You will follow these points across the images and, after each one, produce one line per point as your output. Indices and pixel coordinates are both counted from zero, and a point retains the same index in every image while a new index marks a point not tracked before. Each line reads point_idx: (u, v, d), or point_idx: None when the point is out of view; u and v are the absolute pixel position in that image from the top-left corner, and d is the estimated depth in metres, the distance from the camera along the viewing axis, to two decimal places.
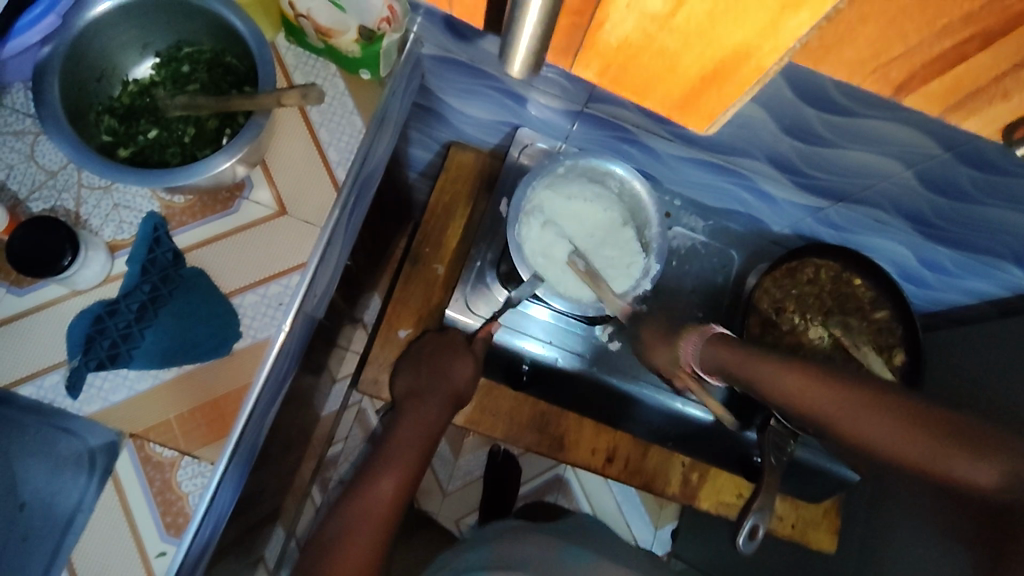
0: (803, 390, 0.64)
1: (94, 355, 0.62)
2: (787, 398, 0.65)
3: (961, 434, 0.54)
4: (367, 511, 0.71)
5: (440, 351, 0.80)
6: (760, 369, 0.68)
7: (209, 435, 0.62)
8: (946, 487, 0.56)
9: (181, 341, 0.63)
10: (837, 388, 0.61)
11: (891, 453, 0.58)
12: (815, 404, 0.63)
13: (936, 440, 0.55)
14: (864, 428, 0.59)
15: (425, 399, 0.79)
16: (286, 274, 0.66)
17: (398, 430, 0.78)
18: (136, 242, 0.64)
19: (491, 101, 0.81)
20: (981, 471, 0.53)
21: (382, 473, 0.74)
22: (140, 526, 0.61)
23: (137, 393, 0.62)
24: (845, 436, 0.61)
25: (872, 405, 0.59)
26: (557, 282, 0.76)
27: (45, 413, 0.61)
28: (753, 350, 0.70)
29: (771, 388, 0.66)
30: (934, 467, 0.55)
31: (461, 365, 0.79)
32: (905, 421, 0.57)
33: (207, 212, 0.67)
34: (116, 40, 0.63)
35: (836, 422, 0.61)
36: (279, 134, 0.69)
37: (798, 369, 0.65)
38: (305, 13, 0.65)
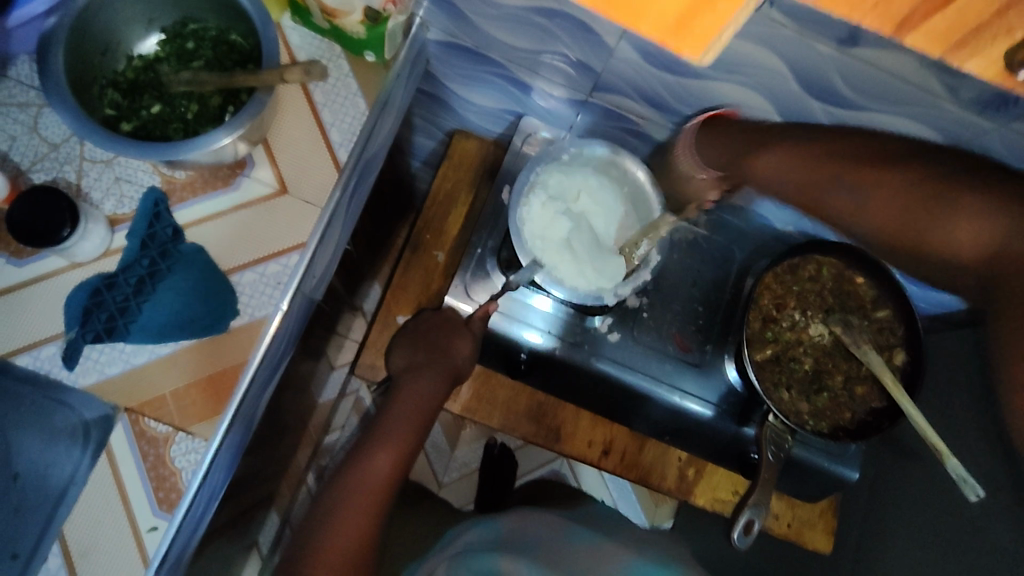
0: (785, 162, 0.64)
1: (91, 328, 0.61)
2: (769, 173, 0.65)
3: (926, 175, 0.56)
4: (362, 487, 0.70)
5: (438, 331, 0.79)
6: (745, 162, 0.67)
7: (204, 411, 0.62)
8: (925, 254, 0.58)
9: (177, 317, 0.62)
10: (789, 159, 0.63)
11: (884, 229, 0.60)
12: (795, 182, 0.63)
13: (918, 193, 0.56)
14: (838, 191, 0.61)
15: (421, 376, 0.77)
16: (285, 254, 0.66)
17: (389, 410, 0.76)
18: (136, 217, 0.64)
19: (496, 88, 0.81)
20: (967, 222, 0.54)
21: (377, 452, 0.72)
22: (132, 499, 0.61)
23: (134, 367, 0.62)
24: (809, 195, 0.64)
25: (859, 177, 0.59)
26: (567, 275, 0.74)
27: (41, 385, 0.61)
28: (737, 136, 0.68)
29: (773, 176, 0.65)
30: (924, 233, 0.57)
31: (461, 345, 0.78)
32: (890, 179, 0.57)
33: (208, 189, 0.66)
34: (121, 14, 0.62)
35: (812, 197, 0.64)
36: (282, 113, 0.69)
37: (784, 148, 0.63)
38: None
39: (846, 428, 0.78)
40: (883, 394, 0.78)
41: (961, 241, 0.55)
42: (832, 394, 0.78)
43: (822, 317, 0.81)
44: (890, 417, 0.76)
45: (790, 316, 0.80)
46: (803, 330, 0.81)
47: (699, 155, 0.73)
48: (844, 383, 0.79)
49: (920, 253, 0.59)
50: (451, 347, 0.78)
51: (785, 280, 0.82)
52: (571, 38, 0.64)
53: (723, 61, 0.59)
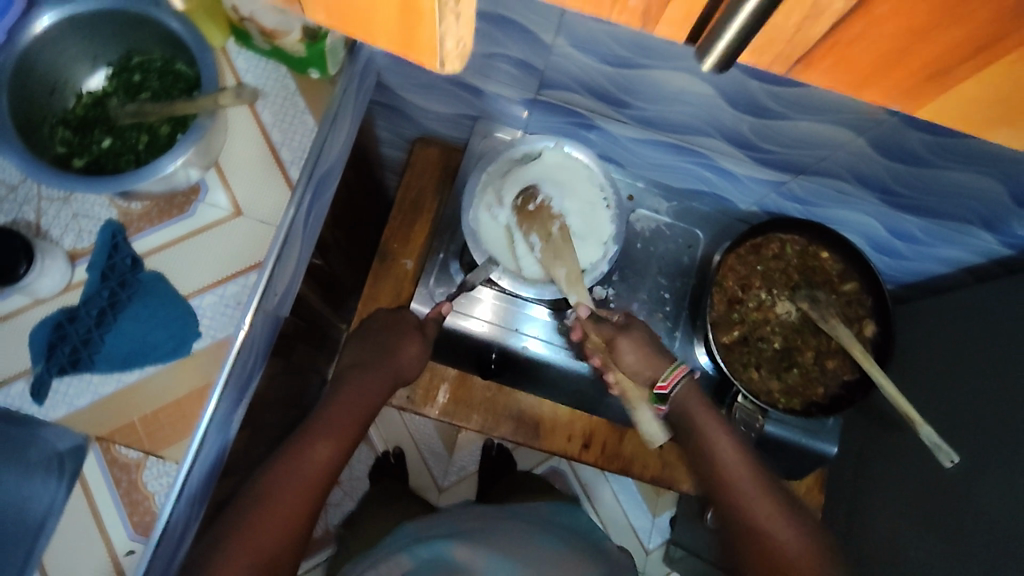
0: (723, 445, 0.72)
1: (56, 362, 0.63)
2: (714, 462, 0.72)
3: (804, 535, 0.66)
4: (290, 479, 0.63)
5: (387, 336, 0.79)
6: (699, 427, 0.74)
7: (172, 435, 0.64)
8: (765, 546, 0.66)
9: (141, 343, 0.64)
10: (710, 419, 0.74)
11: (765, 548, 0.66)
12: (721, 463, 0.72)
13: (812, 548, 0.65)
14: (744, 486, 0.70)
15: (364, 376, 0.75)
16: (243, 274, 0.67)
17: (330, 406, 0.71)
18: (94, 250, 0.66)
19: (448, 95, 0.82)
20: (809, 553, 0.64)
21: (311, 444, 0.66)
22: (108, 525, 0.62)
23: (101, 397, 0.63)
24: (725, 488, 0.71)
25: (755, 471, 0.71)
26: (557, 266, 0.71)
27: (14, 421, 0.62)
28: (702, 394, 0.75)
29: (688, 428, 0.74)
30: (783, 561, 0.65)
31: (409, 350, 0.78)
32: (782, 518, 0.67)
33: (164, 217, 0.68)
34: (64, 54, 0.64)
35: (731, 483, 0.70)
36: (232, 137, 0.70)
37: (720, 424, 0.74)
38: (248, 15, 0.65)
39: (819, 403, 0.78)
40: (854, 366, 0.78)
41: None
42: (802, 370, 0.79)
43: (788, 295, 0.81)
44: (862, 389, 0.76)
45: (756, 295, 0.81)
46: (770, 309, 0.81)
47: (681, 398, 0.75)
48: (814, 358, 0.79)
49: (756, 573, 0.66)
50: (399, 350, 0.78)
51: (748, 261, 0.82)
52: (506, 39, 0.65)
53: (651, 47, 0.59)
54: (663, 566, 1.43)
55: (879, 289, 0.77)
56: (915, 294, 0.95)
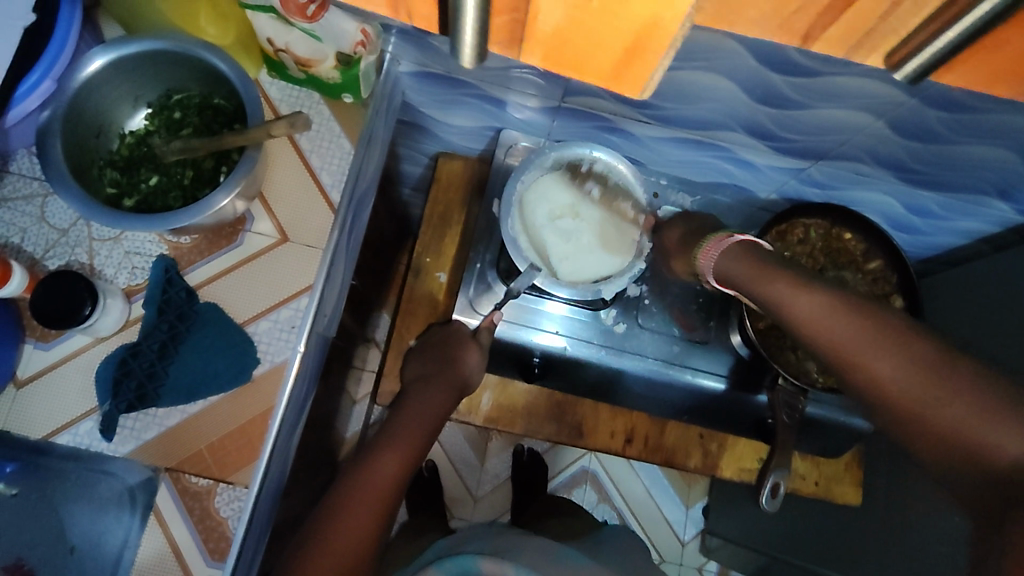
0: (822, 308, 0.54)
1: (123, 397, 0.64)
2: (799, 314, 0.56)
3: (943, 369, 0.48)
4: (364, 489, 0.66)
5: (445, 349, 0.81)
6: (774, 288, 0.59)
7: (241, 460, 0.65)
8: (917, 432, 0.49)
9: (203, 373, 0.66)
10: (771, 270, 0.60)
11: (903, 400, 0.49)
12: (817, 324, 0.54)
13: (925, 372, 0.48)
14: (871, 363, 0.51)
15: (427, 391, 0.79)
16: (294, 298, 0.69)
17: (396, 423, 0.75)
18: (149, 286, 0.67)
19: (472, 109, 0.85)
20: (976, 414, 0.45)
21: (383, 457, 0.69)
22: (184, 552, 0.64)
23: (167, 429, 0.64)
24: (818, 339, 0.55)
25: (876, 333, 0.51)
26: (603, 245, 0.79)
27: (84, 458, 0.63)
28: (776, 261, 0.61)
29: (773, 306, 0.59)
30: (930, 412, 0.48)
31: (470, 359, 0.80)
32: (896, 344, 0.50)
33: (214, 248, 0.69)
34: (108, 97, 0.66)
35: (839, 350, 0.53)
36: (273, 166, 0.72)
37: (798, 284, 0.57)
38: (284, 47, 0.68)
39: None
40: None
41: (1003, 443, 0.44)
42: None
43: (816, 278, 0.84)
44: None
45: None
46: None
47: (722, 270, 0.66)
48: None
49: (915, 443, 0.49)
50: (460, 358, 0.79)
51: (775, 248, 0.84)
52: None
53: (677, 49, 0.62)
54: (700, 556, 1.44)
55: (903, 264, 0.80)
56: (932, 267, 0.97)
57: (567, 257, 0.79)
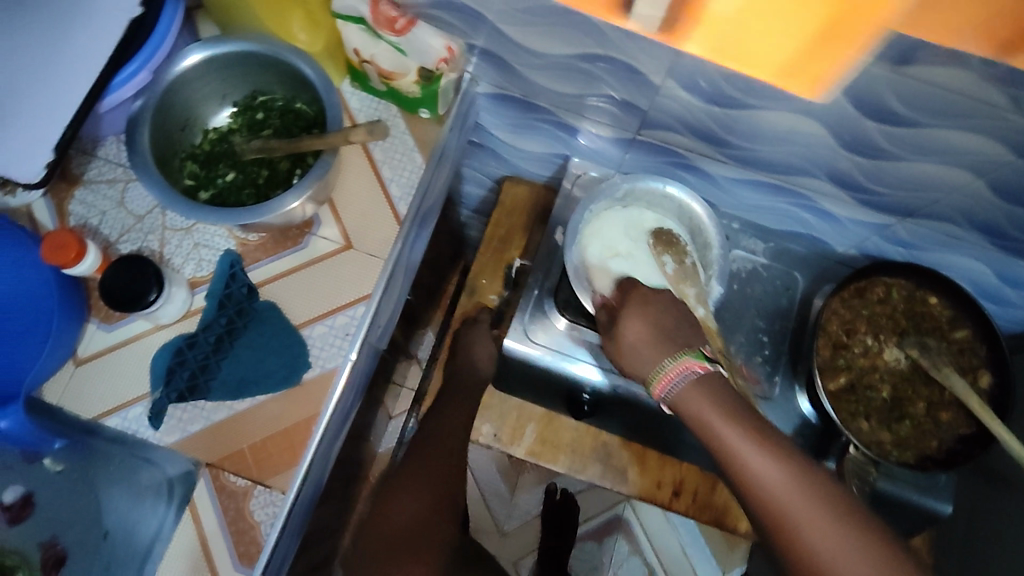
0: (769, 464, 0.56)
1: (174, 387, 0.64)
2: (747, 478, 0.57)
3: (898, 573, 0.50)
4: (428, 476, 0.75)
5: (462, 341, 0.90)
6: (733, 438, 0.57)
7: (280, 464, 0.63)
8: None
9: (253, 371, 0.65)
10: (663, 347, 0.63)
11: None
12: (768, 492, 0.55)
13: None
14: (808, 538, 0.53)
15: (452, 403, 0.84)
16: (351, 305, 0.68)
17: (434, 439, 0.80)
18: (213, 278, 0.68)
19: (544, 135, 0.86)
20: None
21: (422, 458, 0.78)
22: (212, 549, 0.62)
23: (213, 425, 0.64)
24: (765, 510, 0.55)
25: (827, 520, 0.52)
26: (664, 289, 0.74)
27: (130, 443, 0.64)
28: (732, 402, 0.59)
29: (626, 342, 0.65)
30: None
31: (481, 351, 0.88)
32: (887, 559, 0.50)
33: (280, 248, 0.69)
34: (197, 93, 0.68)
35: (780, 519, 0.54)
36: (346, 173, 0.72)
37: (756, 443, 0.57)
38: (369, 59, 0.69)
39: (934, 457, 0.75)
40: (971, 419, 0.74)
41: None
42: (914, 421, 0.75)
43: (895, 342, 0.78)
44: (982, 444, 0.72)
45: (862, 341, 0.78)
46: (877, 356, 0.78)
47: (676, 395, 0.61)
48: (926, 409, 0.76)
49: None
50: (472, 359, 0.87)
51: (852, 305, 0.79)
52: (612, 79, 0.69)
53: (759, 89, 0.61)
54: None
55: (994, 336, 0.74)
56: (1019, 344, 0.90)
57: None
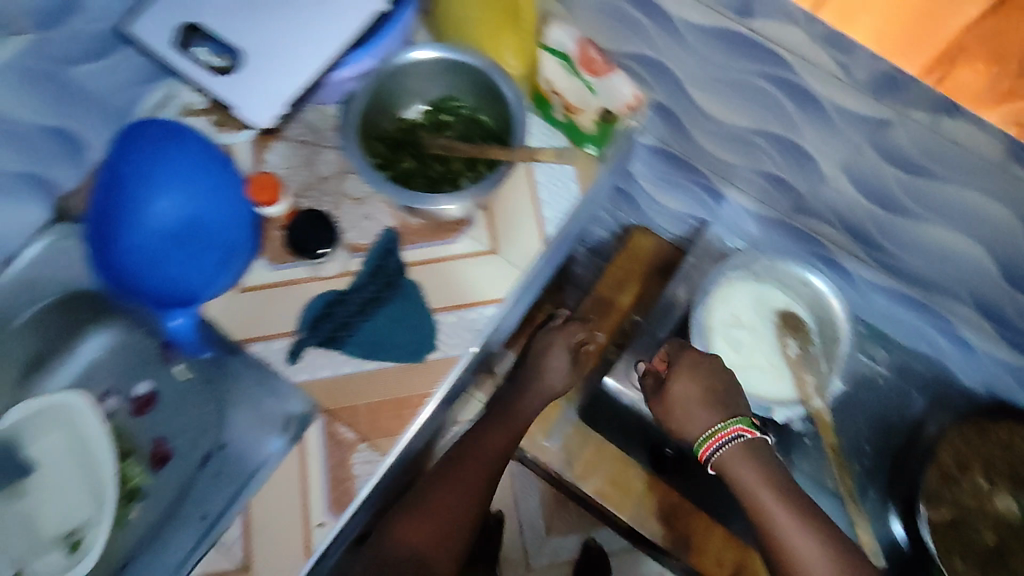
0: (813, 546, 0.62)
1: (316, 333, 0.70)
2: (780, 547, 0.63)
3: None
4: (461, 479, 0.69)
5: (539, 345, 0.83)
6: (780, 516, 0.64)
7: (388, 428, 0.67)
8: None
9: (385, 339, 0.70)
10: (713, 414, 0.68)
11: None
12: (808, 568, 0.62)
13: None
14: None
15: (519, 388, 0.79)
16: (484, 304, 0.73)
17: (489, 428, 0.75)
18: (371, 248, 0.73)
19: (690, 196, 0.90)
20: None
21: (478, 447, 0.72)
22: (309, 489, 0.65)
23: (340, 376, 0.69)
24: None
25: None
26: (777, 370, 0.76)
27: (264, 370, 0.70)
28: (782, 480, 0.66)
29: (678, 408, 0.69)
30: None
31: (554, 362, 0.80)
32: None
33: (434, 237, 0.75)
34: (404, 87, 0.76)
35: None
36: (507, 185, 0.77)
37: (799, 520, 0.64)
38: (558, 91, 0.76)
39: None
40: None
41: None
42: None
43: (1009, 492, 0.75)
44: None
45: (975, 481, 0.75)
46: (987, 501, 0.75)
47: (729, 462, 0.67)
48: None
49: None
50: (545, 366, 0.80)
51: (971, 441, 0.76)
52: (780, 157, 0.74)
53: (931, 198, 0.64)
54: None
55: None
56: None
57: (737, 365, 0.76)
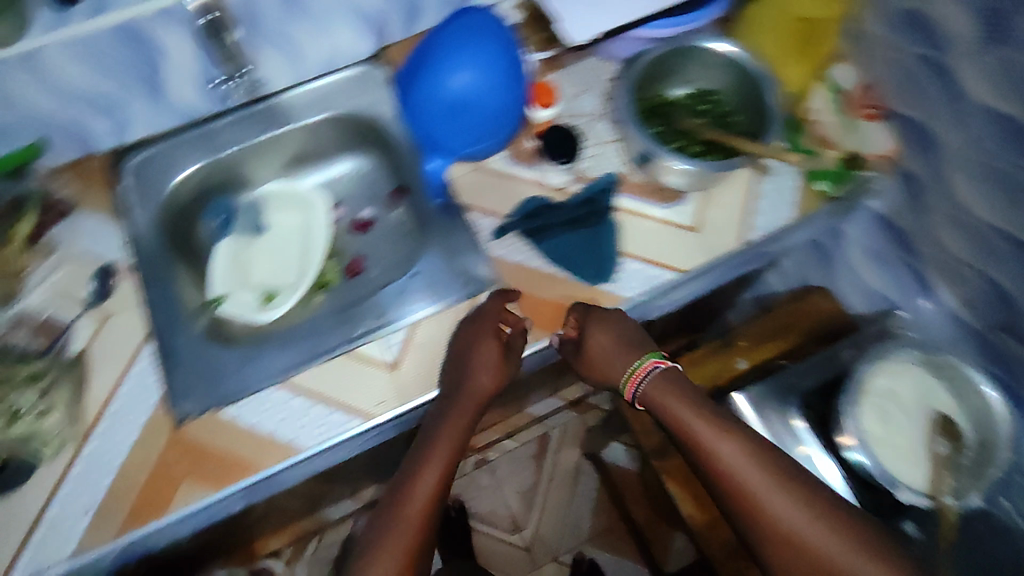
0: (780, 488, 0.67)
1: (519, 224, 0.78)
2: (722, 461, 0.68)
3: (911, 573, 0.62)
4: (438, 453, 0.70)
5: (460, 345, 0.72)
6: (733, 452, 0.68)
7: (547, 325, 0.74)
8: None
9: (572, 254, 0.76)
10: (632, 353, 0.73)
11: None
12: (788, 520, 0.65)
13: (854, 545, 0.64)
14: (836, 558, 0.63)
15: (439, 420, 0.70)
16: (666, 269, 0.77)
17: (432, 434, 0.70)
18: (593, 180, 0.81)
19: (897, 276, 0.91)
20: None
21: (417, 479, 0.69)
22: (465, 338, 0.73)
23: (524, 266, 0.77)
24: (747, 499, 0.67)
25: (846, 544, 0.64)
26: (918, 457, 0.74)
27: (472, 234, 0.80)
28: (720, 420, 0.70)
29: (601, 357, 0.73)
30: None
31: (483, 374, 0.70)
32: (794, 492, 0.67)
33: (649, 195, 0.81)
34: (681, 67, 0.84)
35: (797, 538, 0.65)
36: (730, 182, 0.81)
37: (748, 455, 0.68)
38: (818, 120, 0.81)
39: None
40: None
41: None
42: None
43: None
44: None
45: None
46: None
47: (648, 390, 0.73)
48: None
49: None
50: (474, 378, 0.70)
51: None
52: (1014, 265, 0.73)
53: None
54: None
55: None
56: None
57: (878, 433, 0.74)
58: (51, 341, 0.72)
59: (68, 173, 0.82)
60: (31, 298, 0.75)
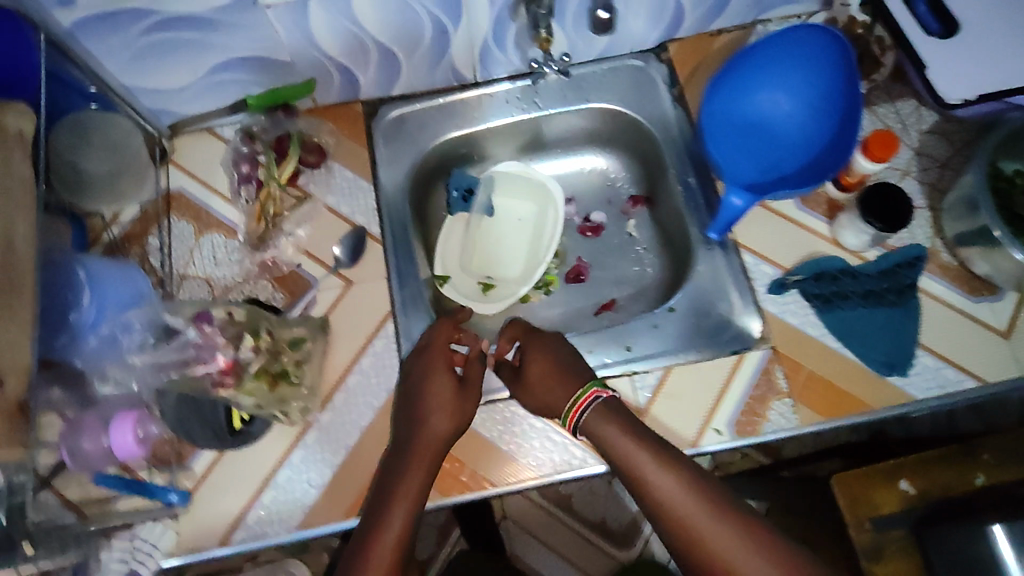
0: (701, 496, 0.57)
1: (804, 285, 0.70)
2: (659, 494, 0.58)
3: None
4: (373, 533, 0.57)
5: (417, 376, 0.66)
6: (661, 474, 0.58)
7: (818, 406, 0.66)
8: None
9: (860, 333, 0.68)
10: (570, 381, 0.64)
11: None
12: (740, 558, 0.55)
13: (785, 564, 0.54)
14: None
15: (399, 469, 0.60)
16: (966, 374, 0.66)
17: (391, 492, 0.59)
18: (895, 251, 0.71)
19: None
20: None
21: (387, 516, 0.58)
22: (725, 396, 0.67)
23: (801, 332, 0.69)
24: (684, 533, 0.57)
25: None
26: None
27: (743, 280, 0.71)
28: (645, 433, 0.61)
29: (421, 403, 0.63)
30: None
31: (439, 419, 0.62)
32: (721, 510, 0.57)
33: (958, 282, 0.70)
34: None
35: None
36: None
37: (683, 479, 0.58)
38: None
39: None
40: None
41: None
42: None
43: None
44: None
45: None
46: None
47: (591, 428, 0.62)
48: None
49: None
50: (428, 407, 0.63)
51: None
52: None
53: None
54: None
55: None
56: None
57: None
58: (295, 300, 0.71)
59: (322, 116, 0.78)
60: (281, 249, 0.72)
